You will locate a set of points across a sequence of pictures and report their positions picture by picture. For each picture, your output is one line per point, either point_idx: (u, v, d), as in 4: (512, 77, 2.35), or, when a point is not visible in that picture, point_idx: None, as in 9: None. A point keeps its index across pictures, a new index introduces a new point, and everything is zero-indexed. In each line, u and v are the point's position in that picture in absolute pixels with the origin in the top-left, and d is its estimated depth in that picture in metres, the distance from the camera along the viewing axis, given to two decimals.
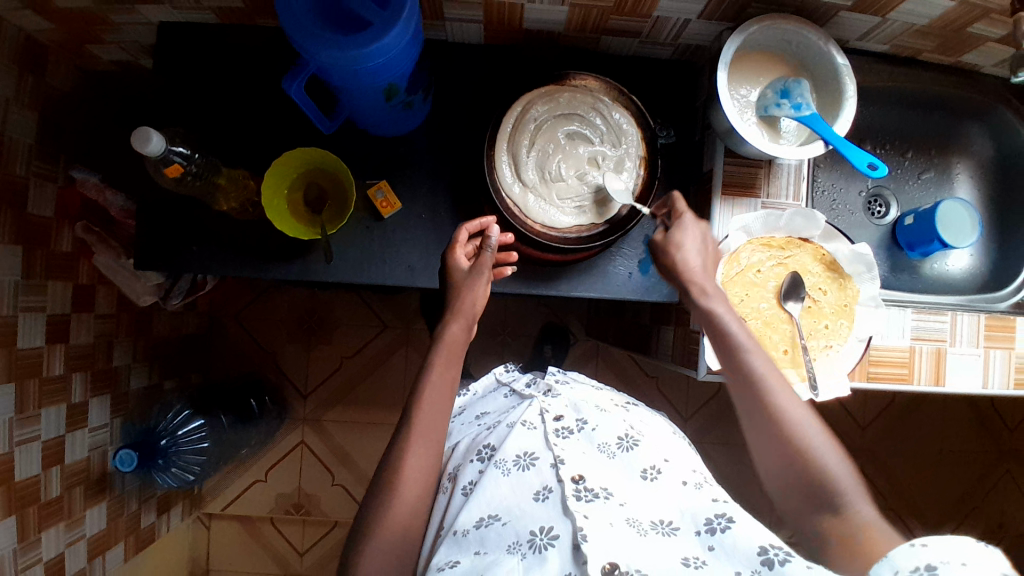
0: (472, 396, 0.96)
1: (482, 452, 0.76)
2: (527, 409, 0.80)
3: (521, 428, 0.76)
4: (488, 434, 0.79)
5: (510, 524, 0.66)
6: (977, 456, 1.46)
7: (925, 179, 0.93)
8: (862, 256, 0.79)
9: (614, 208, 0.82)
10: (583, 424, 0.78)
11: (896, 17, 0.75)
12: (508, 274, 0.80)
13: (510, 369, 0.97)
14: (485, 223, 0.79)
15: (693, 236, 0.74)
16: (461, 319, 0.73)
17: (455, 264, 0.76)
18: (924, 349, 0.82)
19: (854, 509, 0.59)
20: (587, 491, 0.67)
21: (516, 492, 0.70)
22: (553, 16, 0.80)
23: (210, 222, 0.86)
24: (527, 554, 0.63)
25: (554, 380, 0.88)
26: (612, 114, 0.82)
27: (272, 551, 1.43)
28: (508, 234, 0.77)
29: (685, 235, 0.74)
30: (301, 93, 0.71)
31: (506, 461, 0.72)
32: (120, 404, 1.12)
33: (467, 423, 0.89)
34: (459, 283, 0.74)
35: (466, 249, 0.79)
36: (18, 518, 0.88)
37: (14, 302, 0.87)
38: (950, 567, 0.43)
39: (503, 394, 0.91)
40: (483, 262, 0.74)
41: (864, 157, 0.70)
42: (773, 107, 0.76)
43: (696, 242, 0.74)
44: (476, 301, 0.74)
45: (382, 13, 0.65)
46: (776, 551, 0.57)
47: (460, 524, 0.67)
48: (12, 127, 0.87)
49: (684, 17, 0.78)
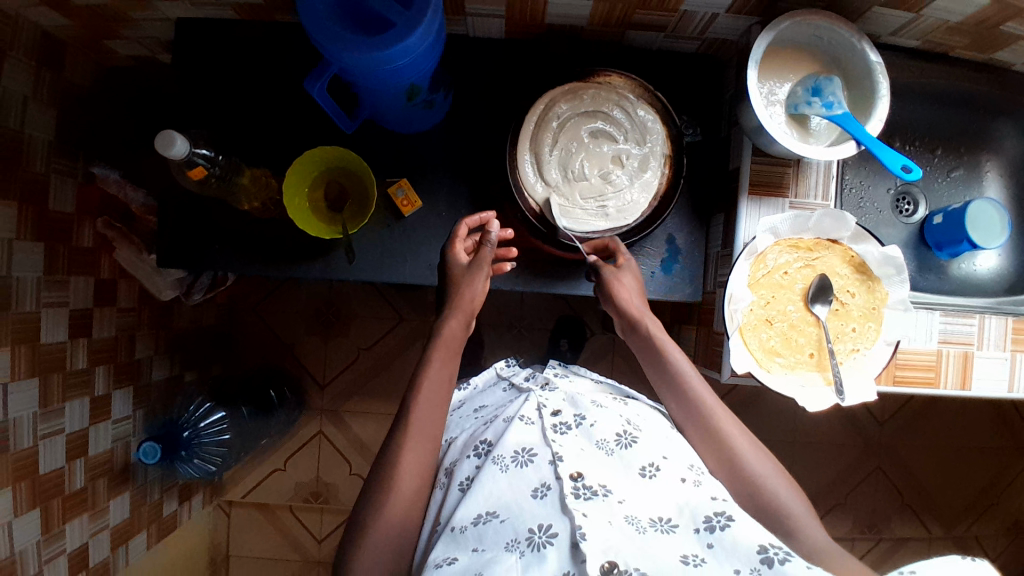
0: (472, 390, 0.95)
1: (480, 448, 0.76)
2: (525, 404, 0.80)
3: (519, 424, 0.76)
4: (486, 430, 0.79)
5: (508, 521, 0.66)
6: (995, 455, 1.45)
7: (954, 177, 0.91)
8: (892, 258, 0.76)
9: (639, 209, 0.81)
10: (582, 420, 0.78)
11: (929, 14, 0.73)
12: (507, 270, 0.81)
13: (511, 363, 0.97)
14: (485, 218, 0.80)
15: (628, 276, 0.80)
16: (459, 313, 0.74)
17: (456, 259, 0.77)
18: (950, 352, 0.81)
19: (807, 534, 0.66)
20: (585, 488, 0.67)
21: (515, 488, 0.69)
22: (576, 11, 0.79)
23: (230, 222, 0.86)
24: (526, 552, 0.63)
25: (553, 373, 0.88)
26: (636, 111, 0.81)
27: (291, 540, 1.44)
28: (507, 230, 0.78)
29: (621, 275, 0.79)
30: (323, 94, 0.70)
31: (505, 456, 0.72)
32: (142, 396, 1.13)
33: (465, 416, 0.88)
34: (458, 278, 0.76)
35: (466, 244, 0.80)
36: (43, 510, 0.90)
37: (36, 298, 0.88)
38: None
39: (502, 388, 0.90)
40: (483, 257, 0.75)
41: (897, 159, 0.69)
42: (804, 105, 0.74)
43: (633, 281, 0.80)
44: (475, 296, 0.75)
45: (405, 13, 0.63)
46: (776, 550, 0.57)
47: (457, 520, 0.66)
48: (30, 123, 0.87)
49: (712, 12, 0.76)
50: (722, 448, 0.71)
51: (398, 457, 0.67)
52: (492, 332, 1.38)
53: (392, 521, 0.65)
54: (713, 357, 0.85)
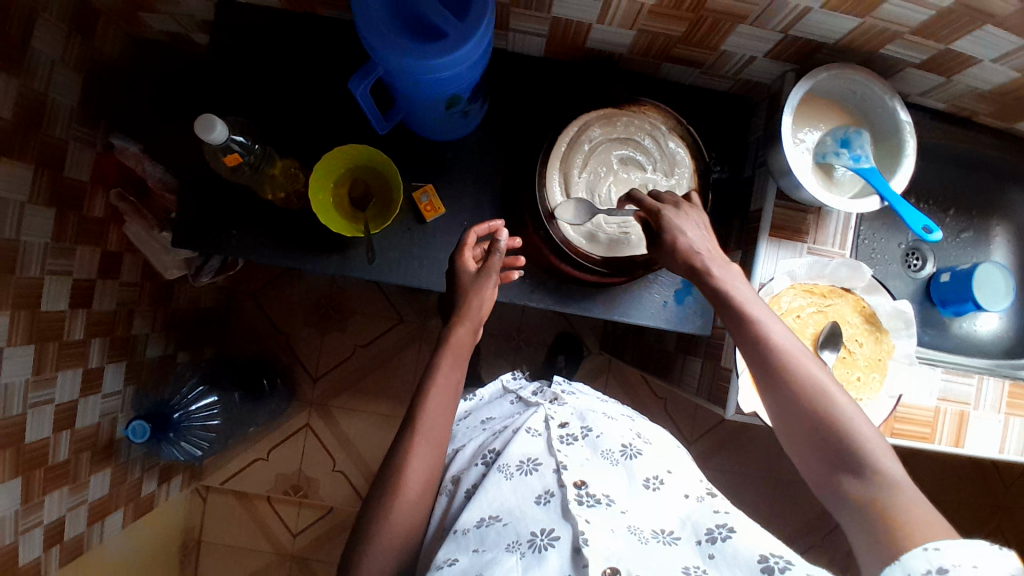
0: (477, 401, 0.96)
1: (486, 456, 0.76)
2: (532, 416, 0.81)
3: (525, 434, 0.77)
4: (494, 439, 0.80)
5: (510, 525, 0.66)
6: (971, 509, 1.48)
7: (964, 239, 0.91)
8: (904, 313, 0.80)
9: (627, 244, 0.81)
10: (588, 432, 0.78)
11: (960, 80, 0.76)
12: (514, 279, 0.80)
13: (517, 376, 0.97)
14: (495, 226, 0.78)
15: (690, 223, 0.70)
16: (468, 321, 0.72)
17: (463, 267, 0.75)
18: (948, 410, 0.83)
19: (881, 469, 0.54)
20: (589, 497, 0.68)
21: (518, 495, 0.70)
22: (618, 39, 0.81)
23: (252, 208, 0.85)
24: (526, 553, 0.62)
25: (561, 389, 0.89)
26: (667, 143, 0.82)
27: (266, 531, 1.42)
28: (516, 240, 0.77)
29: (681, 222, 0.69)
30: (366, 95, 0.71)
31: (509, 465, 0.73)
32: (133, 372, 1.11)
33: (472, 427, 0.88)
34: (465, 286, 0.73)
35: (475, 253, 0.77)
36: (24, 480, 0.87)
37: (41, 264, 0.85)
38: (961, 570, 0.45)
39: (509, 401, 0.91)
40: (492, 265, 0.74)
41: (919, 219, 0.71)
42: (832, 155, 0.76)
43: (697, 229, 0.69)
44: (483, 306, 0.73)
45: (458, 25, 0.64)
46: (776, 560, 0.57)
47: (460, 523, 0.67)
48: (55, 89, 0.85)
49: (750, 55, 0.78)
50: (785, 373, 0.59)
51: (406, 461, 0.66)
52: (491, 342, 1.38)
53: (394, 524, 0.65)
54: (718, 392, 0.86)
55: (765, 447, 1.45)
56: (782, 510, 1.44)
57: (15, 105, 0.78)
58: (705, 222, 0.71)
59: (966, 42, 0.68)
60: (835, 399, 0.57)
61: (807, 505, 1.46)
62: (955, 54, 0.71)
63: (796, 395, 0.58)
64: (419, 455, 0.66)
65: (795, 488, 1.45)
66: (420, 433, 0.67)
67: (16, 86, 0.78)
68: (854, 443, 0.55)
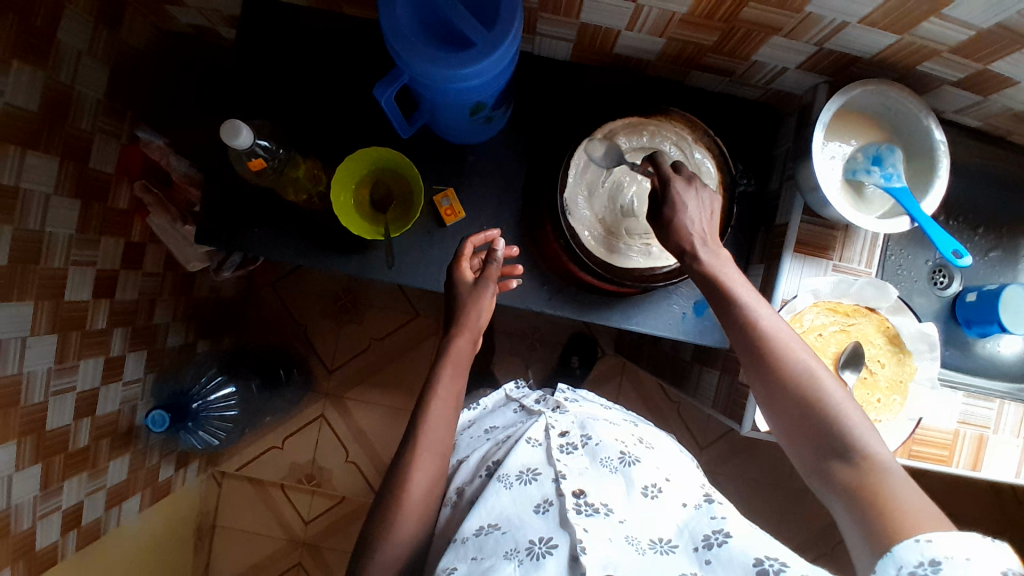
0: (482, 411, 0.96)
1: (489, 467, 0.77)
2: (533, 425, 0.81)
3: (526, 444, 0.77)
4: (496, 450, 0.80)
5: (509, 533, 0.66)
6: (983, 525, 1.47)
7: (991, 258, 0.89)
8: (926, 336, 0.80)
9: (632, 257, 0.80)
10: (589, 439, 0.79)
11: (997, 100, 0.74)
12: (512, 287, 0.82)
13: (520, 386, 0.98)
14: (490, 236, 0.78)
15: (696, 199, 0.67)
16: (467, 332, 0.72)
17: (461, 274, 0.76)
18: (967, 433, 0.84)
19: (871, 454, 0.53)
20: (587, 505, 0.68)
21: (517, 504, 0.70)
22: (646, 45, 0.79)
23: (273, 207, 0.85)
24: (524, 560, 0.62)
25: (564, 397, 0.89)
26: (693, 153, 0.81)
27: (279, 518, 1.44)
28: (513, 248, 0.79)
29: (687, 197, 0.67)
30: (390, 102, 0.70)
31: (509, 475, 0.73)
32: (153, 360, 1.13)
33: (476, 437, 0.88)
34: (468, 294, 0.74)
35: (472, 263, 0.78)
36: (44, 465, 0.88)
37: (66, 255, 0.86)
38: (954, 563, 0.44)
39: (512, 409, 0.91)
40: (490, 274, 0.75)
41: (950, 243, 0.69)
42: (862, 173, 0.75)
43: (701, 208, 0.67)
44: (481, 316, 0.74)
45: (485, 35, 0.63)
46: (771, 563, 0.57)
47: (460, 532, 0.67)
48: (82, 80, 0.85)
49: (782, 66, 0.77)
50: (769, 359, 0.59)
51: (413, 469, 0.66)
52: (505, 339, 1.39)
53: (400, 530, 0.65)
54: (735, 407, 0.86)
55: (776, 455, 1.45)
56: (791, 519, 1.44)
57: (42, 98, 0.78)
58: (712, 204, 0.68)
59: (1005, 63, 0.66)
60: (822, 386, 0.57)
61: (818, 515, 1.45)
62: (994, 74, 0.69)
63: (785, 382, 0.58)
64: (426, 462, 0.67)
65: (807, 498, 1.44)
66: (427, 440, 0.67)
67: (42, 78, 0.78)
68: (839, 426, 0.55)
